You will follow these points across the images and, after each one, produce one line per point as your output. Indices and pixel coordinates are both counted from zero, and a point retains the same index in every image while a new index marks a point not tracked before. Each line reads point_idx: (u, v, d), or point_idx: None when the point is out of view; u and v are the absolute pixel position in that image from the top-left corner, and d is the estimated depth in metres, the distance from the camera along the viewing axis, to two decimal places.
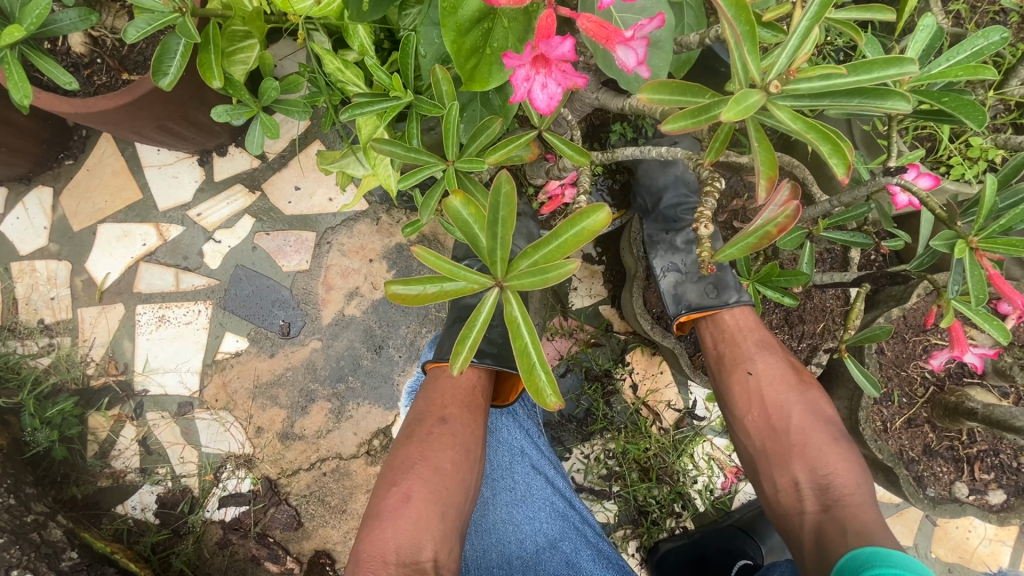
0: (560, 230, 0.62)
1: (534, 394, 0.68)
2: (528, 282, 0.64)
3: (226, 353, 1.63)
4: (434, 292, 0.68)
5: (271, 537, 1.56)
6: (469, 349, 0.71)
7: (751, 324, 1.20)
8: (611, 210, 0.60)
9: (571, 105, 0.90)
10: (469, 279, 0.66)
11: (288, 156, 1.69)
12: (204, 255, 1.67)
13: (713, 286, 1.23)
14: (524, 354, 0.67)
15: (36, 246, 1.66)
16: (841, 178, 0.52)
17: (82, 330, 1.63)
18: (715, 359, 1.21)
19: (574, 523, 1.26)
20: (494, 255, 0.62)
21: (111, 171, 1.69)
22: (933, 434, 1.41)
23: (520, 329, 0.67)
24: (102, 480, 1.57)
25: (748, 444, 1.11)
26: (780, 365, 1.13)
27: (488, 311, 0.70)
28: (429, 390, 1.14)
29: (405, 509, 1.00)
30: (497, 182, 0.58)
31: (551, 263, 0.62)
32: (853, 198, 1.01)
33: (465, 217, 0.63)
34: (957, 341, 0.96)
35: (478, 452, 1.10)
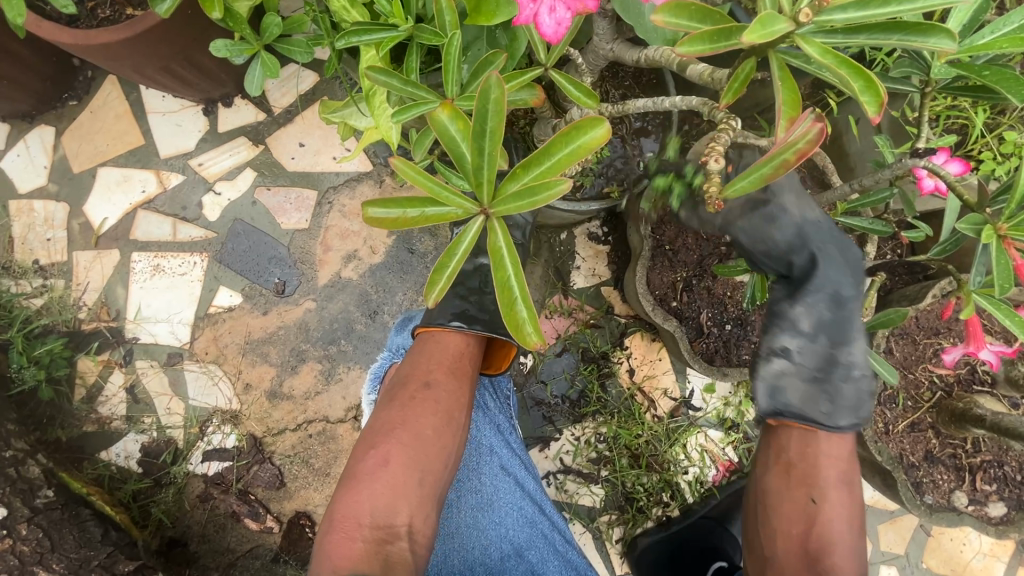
0: (553, 146, 0.57)
1: (514, 331, 0.63)
2: (514, 206, 0.59)
3: (219, 306, 1.60)
4: (417, 216, 0.64)
5: (252, 495, 1.55)
6: (446, 279, 0.66)
7: (842, 452, 0.96)
8: (611, 126, 0.56)
9: (585, 58, 0.86)
10: (454, 203, 0.62)
11: (294, 111, 1.66)
12: (203, 206, 1.64)
13: (826, 397, 0.94)
14: (506, 287, 0.63)
15: (35, 185, 1.63)
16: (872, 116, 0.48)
17: (76, 273, 1.61)
18: (778, 462, 0.97)
19: (541, 530, 1.23)
20: (480, 175, 0.58)
21: (115, 115, 1.66)
22: (936, 440, 1.36)
23: (503, 260, 0.62)
24: (87, 425, 1.56)
25: (766, 551, 0.96)
26: (851, 506, 0.93)
27: (471, 238, 0.65)
28: (416, 355, 1.11)
29: (383, 473, 0.97)
30: (485, 86, 0.53)
31: (541, 184, 0.56)
32: (875, 181, 0.97)
33: (452, 134, 0.58)
34: (973, 337, 0.91)
35: (462, 420, 1.06)
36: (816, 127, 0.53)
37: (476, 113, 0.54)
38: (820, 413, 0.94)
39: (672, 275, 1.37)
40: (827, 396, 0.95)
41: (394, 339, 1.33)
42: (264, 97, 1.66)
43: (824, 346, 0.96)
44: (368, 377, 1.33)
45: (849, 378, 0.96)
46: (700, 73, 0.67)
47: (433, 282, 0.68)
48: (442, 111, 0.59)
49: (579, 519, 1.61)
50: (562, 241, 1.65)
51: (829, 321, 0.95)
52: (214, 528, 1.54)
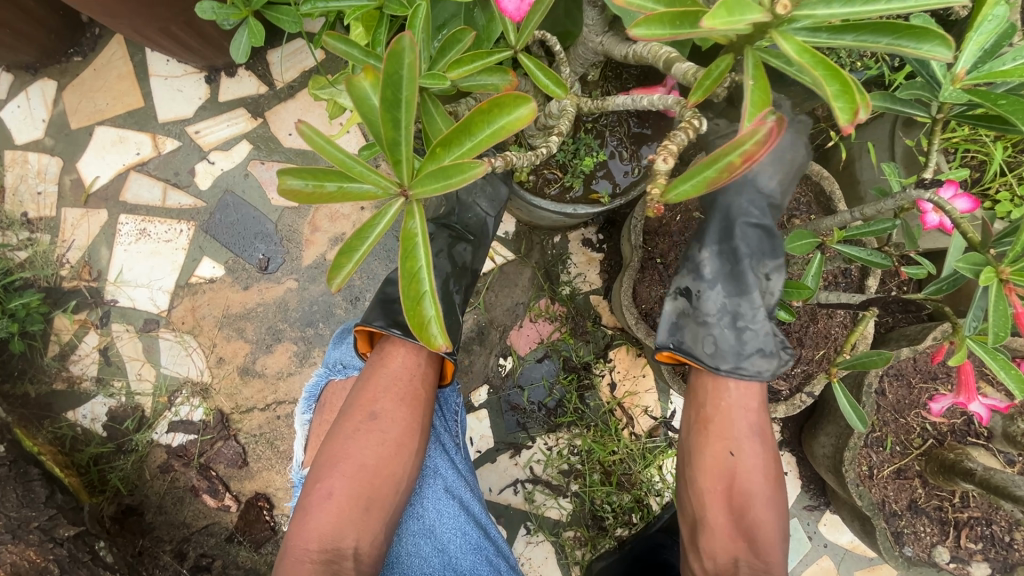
0: (475, 123, 0.53)
1: (418, 327, 0.59)
2: (430, 188, 0.54)
3: (200, 277, 1.58)
4: (333, 191, 0.58)
5: (213, 471, 1.52)
6: (353, 262, 0.61)
7: (754, 403, 1.04)
8: (537, 107, 0.53)
9: (575, 51, 0.82)
10: (370, 180, 0.57)
11: (296, 87, 1.63)
12: (195, 174, 1.62)
13: (712, 340, 1.06)
14: (415, 278, 0.57)
15: (31, 138, 1.63)
16: (842, 126, 0.45)
17: (63, 230, 1.59)
18: (698, 419, 1.06)
19: (487, 556, 1.17)
20: (396, 150, 0.53)
21: (117, 75, 1.65)
22: (922, 490, 1.29)
23: (416, 248, 0.57)
24: (57, 383, 1.54)
25: (695, 510, 1.03)
26: (763, 454, 1.02)
27: (390, 220, 0.60)
28: (364, 381, 1.08)
29: (328, 506, 0.99)
30: (396, 47, 0.48)
31: (455, 165, 0.51)
32: (875, 211, 0.91)
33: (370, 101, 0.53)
34: (965, 386, 0.84)
35: (410, 448, 1.04)
36: (766, 128, 0.47)
37: (387, 78, 0.49)
38: (704, 353, 1.06)
39: (660, 290, 1.30)
40: (712, 339, 1.07)
41: (331, 354, 1.31)
42: (267, 70, 1.63)
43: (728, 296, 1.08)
44: (303, 396, 1.31)
45: (735, 325, 1.06)
46: (683, 72, 0.62)
47: (341, 264, 0.63)
48: (362, 77, 0.54)
49: (543, 531, 1.57)
50: (555, 244, 1.61)
51: (728, 274, 1.08)
52: (172, 500, 1.52)
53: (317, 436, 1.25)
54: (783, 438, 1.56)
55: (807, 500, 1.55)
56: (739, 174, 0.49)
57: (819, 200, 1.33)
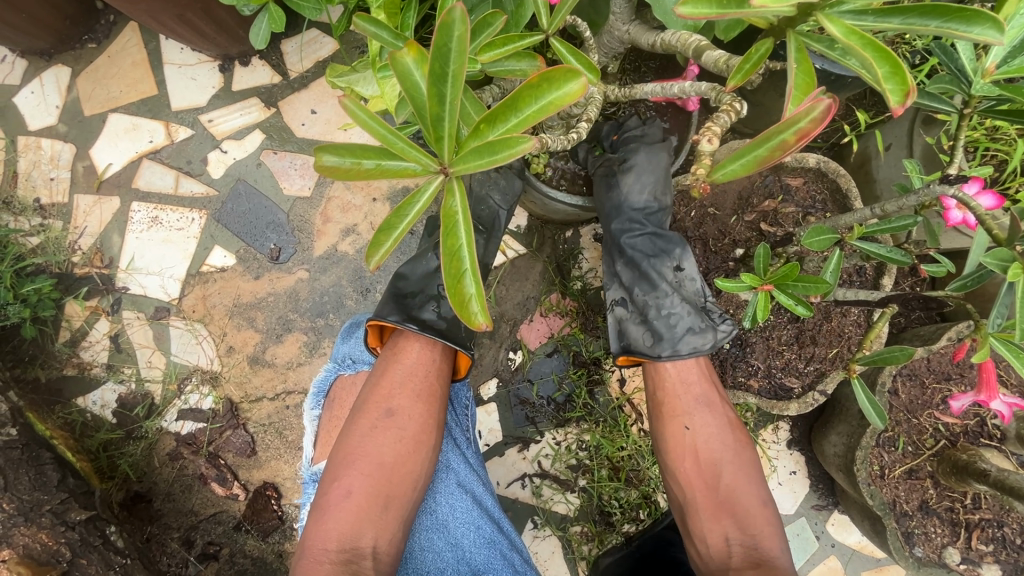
0: (522, 99, 0.52)
1: (459, 307, 0.58)
2: (474, 165, 0.53)
3: (211, 266, 1.58)
4: (371, 168, 0.58)
5: (222, 459, 1.52)
6: (390, 241, 0.61)
7: (693, 377, 1.12)
8: (588, 81, 0.51)
9: (600, 40, 0.81)
10: (411, 157, 0.56)
11: (310, 77, 1.63)
12: (208, 163, 1.62)
13: (651, 333, 1.15)
14: (456, 257, 0.57)
15: (45, 124, 1.63)
16: (894, 107, 0.46)
17: (75, 216, 1.59)
18: (652, 404, 1.16)
19: (502, 551, 1.16)
20: (439, 126, 0.53)
21: (132, 62, 1.65)
22: (934, 491, 1.29)
23: (456, 226, 0.56)
24: (67, 368, 1.54)
25: (679, 495, 1.08)
26: (717, 423, 1.09)
27: (429, 199, 0.60)
28: (378, 377, 1.09)
29: (346, 504, 0.98)
30: (447, 19, 0.48)
31: (502, 140, 0.50)
32: (897, 207, 0.91)
33: (414, 76, 0.54)
34: (986, 384, 0.84)
35: (428, 441, 1.05)
36: (822, 105, 0.47)
37: (435, 51, 0.49)
38: (646, 346, 1.15)
39: None
40: (651, 332, 1.16)
41: (340, 349, 1.31)
42: (281, 60, 1.63)
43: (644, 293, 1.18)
44: (311, 393, 1.30)
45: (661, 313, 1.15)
46: (715, 60, 0.62)
47: (379, 242, 0.62)
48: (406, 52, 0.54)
49: (551, 526, 1.56)
50: (566, 239, 1.60)
51: (637, 273, 1.19)
52: (180, 488, 1.52)
53: (327, 434, 1.25)
54: (792, 437, 1.55)
55: (816, 500, 1.55)
56: (793, 152, 0.50)
57: (835, 198, 1.33)
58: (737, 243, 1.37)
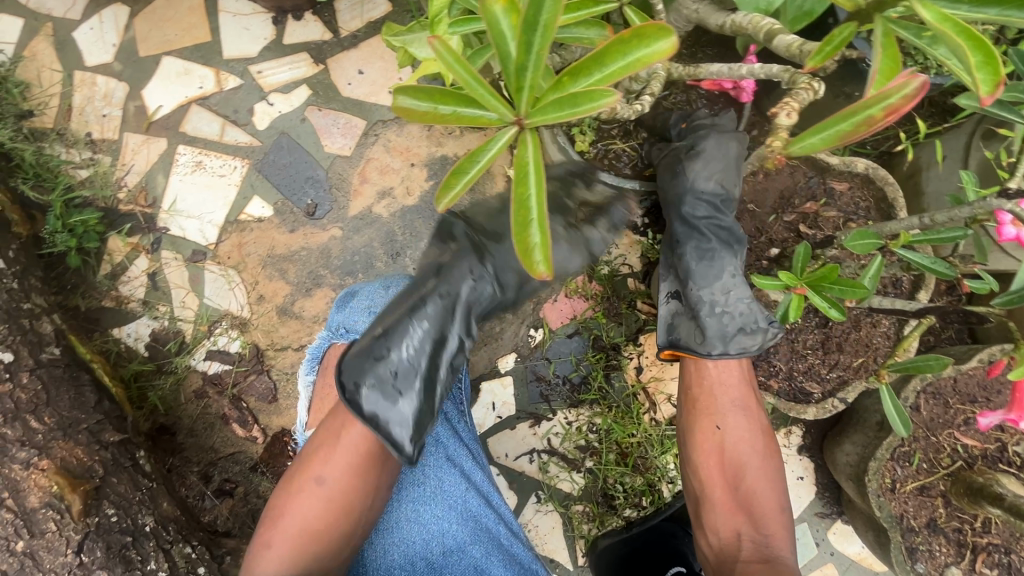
0: (611, 51, 0.53)
1: (523, 255, 0.61)
2: (553, 116, 0.55)
3: (249, 215, 1.62)
4: (447, 114, 0.60)
5: (244, 402, 1.58)
6: (463, 187, 0.63)
7: (734, 380, 1.17)
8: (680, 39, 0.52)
9: (666, 17, 0.81)
10: (489, 106, 0.57)
11: (361, 37, 1.64)
12: (254, 113, 1.65)
13: (699, 330, 1.17)
14: (524, 206, 0.59)
15: (101, 61, 1.66)
16: (982, 96, 0.47)
17: (123, 154, 1.64)
18: (685, 399, 1.21)
19: (486, 525, 1.20)
20: (522, 77, 0.54)
21: (188, 7, 1.67)
22: (943, 510, 1.28)
23: (527, 176, 0.58)
24: (106, 300, 1.60)
25: (698, 487, 1.15)
26: (748, 429, 1.15)
27: (499, 149, 0.62)
28: (317, 443, 1.12)
29: (274, 555, 1.05)
30: None
31: (586, 92, 0.52)
32: (947, 217, 0.89)
33: (503, 27, 0.54)
34: (1018, 404, 0.82)
35: (359, 503, 1.08)
36: (917, 81, 0.49)
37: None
38: (695, 343, 1.16)
39: None
40: (698, 329, 1.17)
41: (335, 317, 1.31)
42: (334, 17, 1.64)
43: (692, 288, 1.18)
44: (307, 357, 1.30)
45: (714, 312, 1.15)
46: (787, 44, 0.61)
47: (449, 187, 0.65)
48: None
49: (554, 502, 1.59)
50: None
51: (694, 267, 1.18)
52: (203, 425, 1.59)
53: (323, 398, 1.27)
54: (804, 443, 1.55)
55: (820, 507, 1.55)
56: (879, 127, 0.51)
57: (879, 207, 1.31)
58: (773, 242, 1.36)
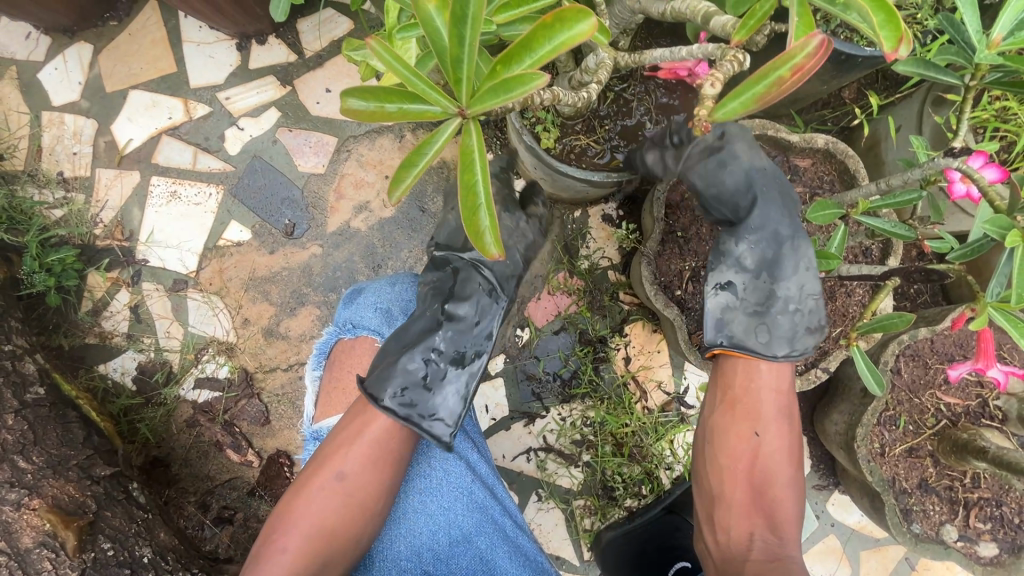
0: (537, 37, 0.55)
1: (476, 239, 0.61)
2: (491, 104, 0.55)
3: (228, 240, 1.63)
4: (393, 111, 0.60)
5: (237, 427, 1.57)
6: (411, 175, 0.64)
7: (784, 388, 1.09)
8: (598, 19, 0.53)
9: (612, 10, 0.83)
10: (433, 98, 0.59)
11: (325, 56, 1.66)
12: (225, 139, 1.66)
13: (764, 329, 1.10)
14: (472, 190, 0.59)
15: (68, 100, 1.67)
16: (885, 52, 0.55)
17: (97, 190, 1.64)
18: (723, 400, 1.10)
19: (492, 515, 1.22)
20: (458, 67, 0.55)
21: (152, 40, 1.68)
22: (933, 470, 1.31)
23: (472, 164, 0.59)
24: (90, 337, 1.59)
25: (715, 488, 1.07)
26: (785, 432, 1.07)
27: (448, 139, 0.62)
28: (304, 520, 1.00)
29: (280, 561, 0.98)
30: None
31: (517, 76, 0.53)
32: (901, 181, 0.93)
33: (436, 22, 0.56)
34: (984, 353, 0.85)
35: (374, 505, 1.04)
36: (815, 40, 0.51)
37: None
38: (760, 344, 1.10)
39: (680, 263, 1.32)
40: (765, 328, 1.11)
41: (342, 314, 1.32)
42: (297, 39, 1.66)
43: (763, 284, 1.12)
44: (314, 353, 1.32)
45: (786, 311, 1.10)
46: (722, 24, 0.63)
47: (399, 179, 0.66)
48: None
49: (554, 499, 1.59)
50: (575, 219, 1.62)
51: (765, 261, 1.12)
52: (197, 454, 1.58)
53: (329, 394, 1.27)
54: (795, 417, 1.57)
55: (817, 479, 1.57)
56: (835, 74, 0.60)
57: (843, 178, 1.34)
58: None
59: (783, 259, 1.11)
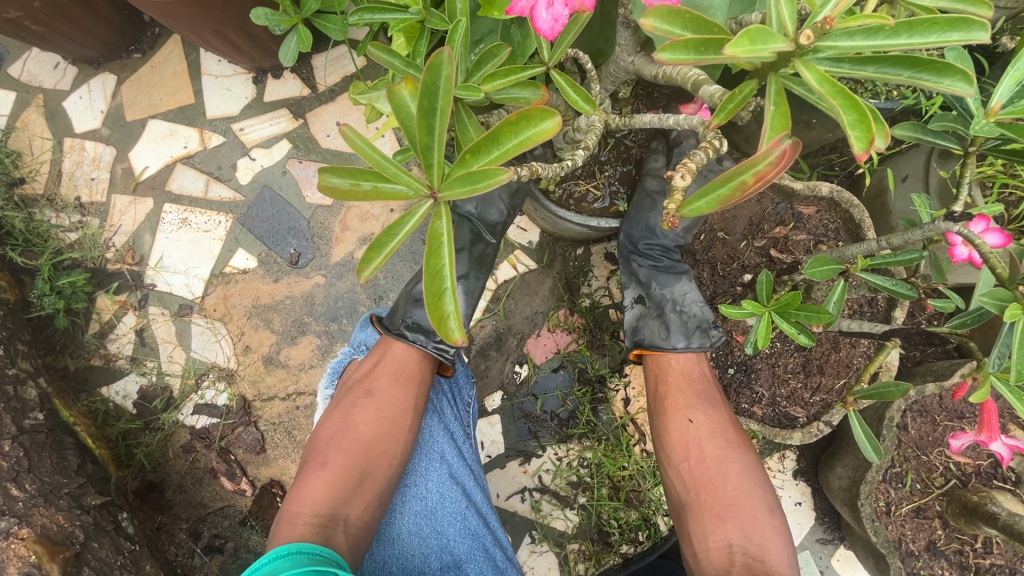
0: (503, 134, 0.55)
1: (437, 323, 0.59)
2: (458, 192, 0.55)
3: (234, 267, 1.65)
4: (368, 189, 0.61)
5: (233, 455, 1.58)
6: (381, 256, 0.63)
7: (698, 373, 1.13)
8: (562, 118, 0.55)
9: (607, 70, 0.84)
10: (403, 181, 0.59)
11: (338, 91, 1.70)
12: (237, 169, 1.70)
13: (664, 326, 1.17)
14: (437, 275, 0.58)
15: (89, 128, 1.73)
16: (855, 154, 0.49)
17: (111, 215, 1.68)
18: (653, 400, 1.14)
19: (484, 543, 1.20)
20: (428, 156, 0.55)
21: (173, 72, 1.74)
22: (942, 532, 1.26)
23: (440, 246, 0.57)
24: (94, 359, 1.62)
25: (679, 494, 1.05)
26: (719, 417, 1.08)
27: (418, 222, 0.61)
28: (341, 432, 1.12)
29: (322, 474, 1.07)
30: (434, 58, 0.51)
31: (483, 171, 0.53)
32: (903, 241, 0.91)
33: (407, 110, 0.58)
34: (987, 425, 0.82)
35: (403, 421, 1.16)
36: (779, 149, 0.49)
37: (424, 88, 0.52)
38: (660, 340, 1.16)
39: None
40: (664, 326, 1.18)
41: (358, 335, 1.35)
42: (311, 74, 1.71)
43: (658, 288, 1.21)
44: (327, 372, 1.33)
45: (677, 310, 1.17)
46: (710, 95, 0.63)
47: (369, 259, 0.65)
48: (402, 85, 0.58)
49: (548, 542, 1.56)
50: (577, 257, 1.61)
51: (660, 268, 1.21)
52: (191, 480, 1.58)
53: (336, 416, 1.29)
54: (799, 467, 1.53)
55: (821, 533, 1.51)
56: (754, 191, 0.51)
57: (848, 227, 1.32)
58: (746, 268, 1.37)
59: (665, 268, 1.20)
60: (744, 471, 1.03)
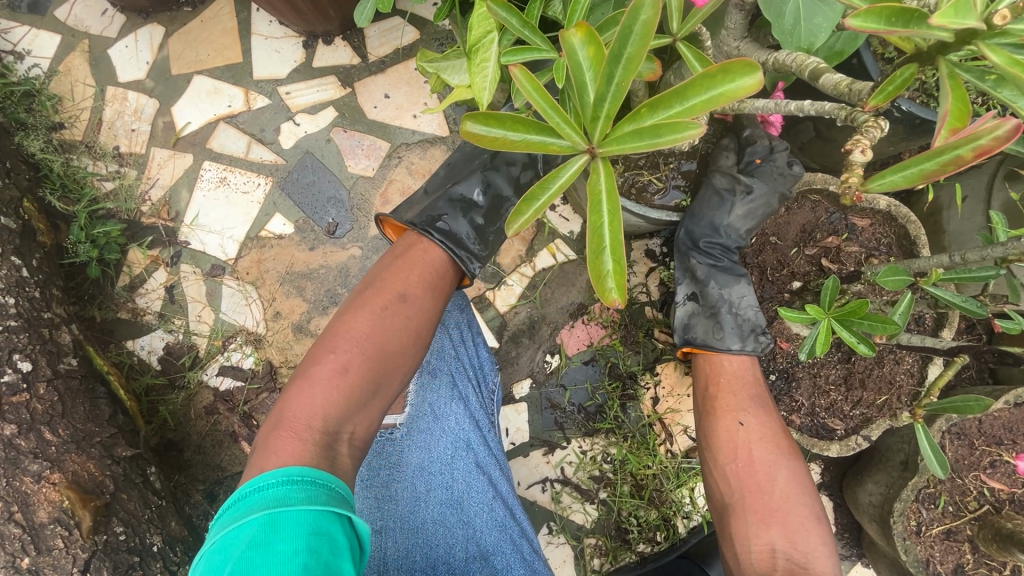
0: (695, 87, 0.54)
1: (593, 278, 0.64)
2: (632, 145, 0.57)
3: (270, 232, 1.63)
4: (518, 140, 0.62)
5: (255, 420, 1.56)
6: (533, 210, 0.67)
7: (751, 376, 1.12)
8: (765, 76, 0.51)
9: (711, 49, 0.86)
10: (567, 133, 0.61)
11: (388, 63, 1.68)
12: (280, 133, 1.67)
13: (717, 327, 1.15)
14: (598, 233, 0.62)
15: (134, 78, 1.70)
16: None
17: (149, 168, 1.66)
18: (703, 400, 1.13)
19: (511, 535, 1.19)
20: (600, 107, 0.56)
21: (222, 29, 1.71)
22: (970, 556, 1.26)
23: (600, 203, 0.62)
24: (122, 312, 1.60)
25: (723, 494, 1.04)
26: (772, 426, 1.06)
27: (572, 176, 0.65)
28: (369, 326, 1.03)
29: (338, 378, 0.97)
30: (639, 1, 0.50)
31: (669, 124, 0.54)
32: (981, 258, 0.88)
33: (580, 59, 0.56)
34: None
35: (427, 339, 1.09)
36: (1009, 124, 0.47)
37: (618, 34, 0.52)
38: (712, 340, 1.14)
39: None
40: (716, 326, 1.16)
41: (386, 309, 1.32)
42: (363, 43, 1.69)
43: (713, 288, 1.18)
44: None
45: (733, 311, 1.15)
46: (835, 82, 0.61)
47: (519, 211, 0.68)
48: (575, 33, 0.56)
49: (565, 534, 1.55)
50: None
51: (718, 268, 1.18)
52: (211, 442, 1.56)
53: None
54: (824, 480, 1.52)
55: (840, 548, 1.51)
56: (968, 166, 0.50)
57: (902, 243, 1.30)
58: (795, 275, 1.35)
59: (725, 269, 1.18)
60: (792, 480, 1.02)
